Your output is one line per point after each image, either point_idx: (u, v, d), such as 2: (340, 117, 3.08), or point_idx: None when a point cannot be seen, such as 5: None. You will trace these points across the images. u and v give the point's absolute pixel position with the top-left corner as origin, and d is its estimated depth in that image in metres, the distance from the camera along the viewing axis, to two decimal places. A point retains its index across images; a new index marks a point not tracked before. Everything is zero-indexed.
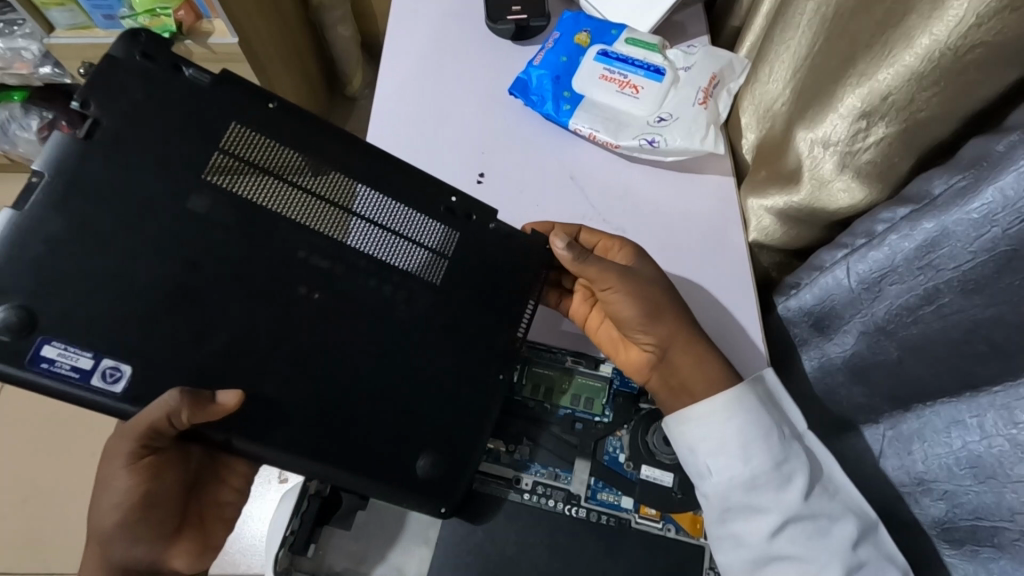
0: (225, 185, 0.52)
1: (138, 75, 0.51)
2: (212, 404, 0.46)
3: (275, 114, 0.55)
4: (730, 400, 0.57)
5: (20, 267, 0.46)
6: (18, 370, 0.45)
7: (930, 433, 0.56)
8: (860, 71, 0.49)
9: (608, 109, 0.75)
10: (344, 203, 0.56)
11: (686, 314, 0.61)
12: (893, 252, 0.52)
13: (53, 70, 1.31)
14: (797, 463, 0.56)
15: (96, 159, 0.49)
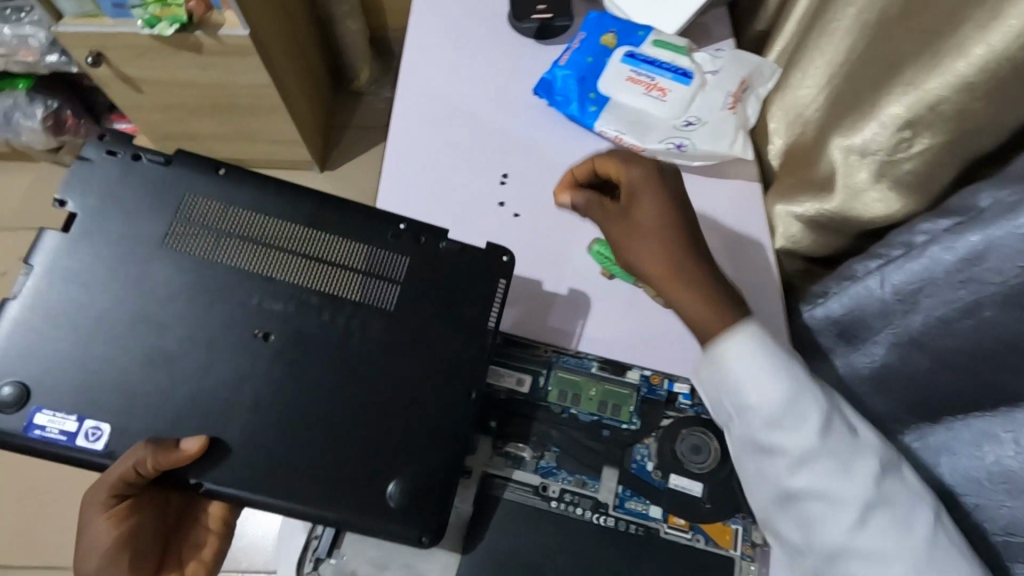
0: (180, 248, 0.56)
1: (106, 164, 0.57)
2: (174, 450, 0.49)
3: (225, 178, 0.58)
4: (738, 338, 0.54)
5: (25, 341, 0.53)
6: (18, 438, 0.51)
7: (958, 445, 0.54)
8: (905, 80, 0.48)
9: (633, 111, 0.74)
10: (293, 246, 0.57)
11: (684, 250, 0.58)
12: (933, 264, 0.51)
13: (60, 59, 1.30)
14: (809, 398, 0.52)
15: (84, 241, 0.55)
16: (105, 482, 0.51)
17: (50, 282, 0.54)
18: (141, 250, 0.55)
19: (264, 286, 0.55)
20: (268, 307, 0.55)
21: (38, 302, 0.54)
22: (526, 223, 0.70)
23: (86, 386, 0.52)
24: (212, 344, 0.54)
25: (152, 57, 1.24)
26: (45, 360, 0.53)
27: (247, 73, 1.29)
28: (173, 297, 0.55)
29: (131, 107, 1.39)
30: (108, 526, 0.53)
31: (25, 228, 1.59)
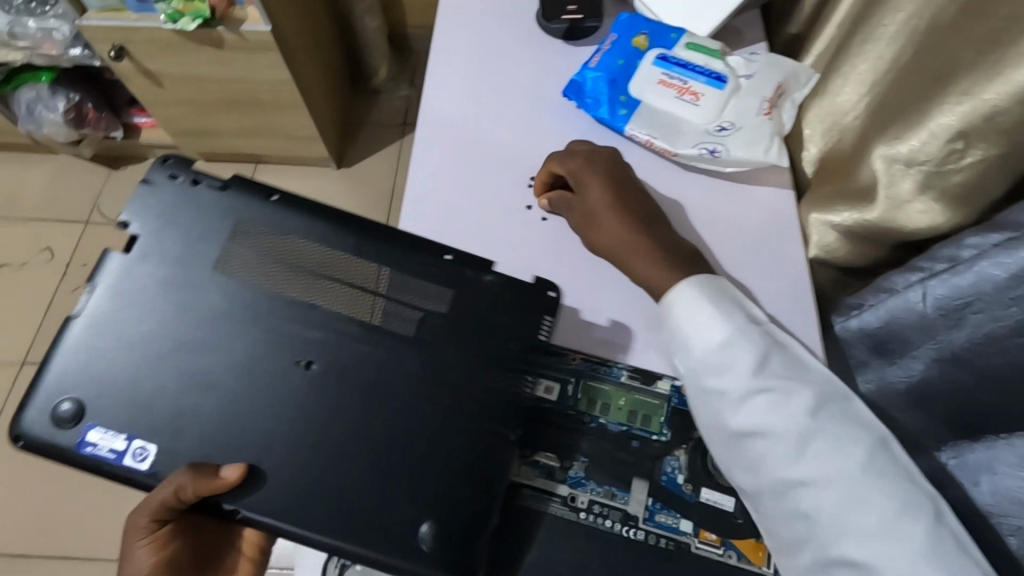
0: (232, 273, 0.56)
1: (170, 189, 0.58)
2: (215, 478, 0.48)
3: (280, 204, 0.58)
4: (679, 292, 0.60)
5: (82, 356, 0.53)
6: (69, 453, 0.51)
7: (1002, 465, 0.52)
8: (959, 89, 0.47)
9: (665, 115, 0.73)
10: (339, 275, 0.56)
11: (631, 224, 0.65)
12: (980, 280, 0.49)
13: (82, 53, 1.30)
14: (744, 340, 0.56)
15: (142, 262, 0.56)
16: (148, 506, 0.51)
17: (108, 303, 0.55)
18: (192, 273, 0.56)
19: (311, 315, 0.55)
20: (309, 337, 0.54)
21: (92, 326, 0.54)
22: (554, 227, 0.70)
23: (137, 409, 0.52)
24: (251, 371, 0.53)
25: (173, 52, 1.23)
26: (95, 382, 0.53)
27: (268, 69, 1.29)
28: (220, 322, 0.54)
29: (152, 101, 1.39)
30: (149, 552, 0.53)
31: (44, 219, 1.60)
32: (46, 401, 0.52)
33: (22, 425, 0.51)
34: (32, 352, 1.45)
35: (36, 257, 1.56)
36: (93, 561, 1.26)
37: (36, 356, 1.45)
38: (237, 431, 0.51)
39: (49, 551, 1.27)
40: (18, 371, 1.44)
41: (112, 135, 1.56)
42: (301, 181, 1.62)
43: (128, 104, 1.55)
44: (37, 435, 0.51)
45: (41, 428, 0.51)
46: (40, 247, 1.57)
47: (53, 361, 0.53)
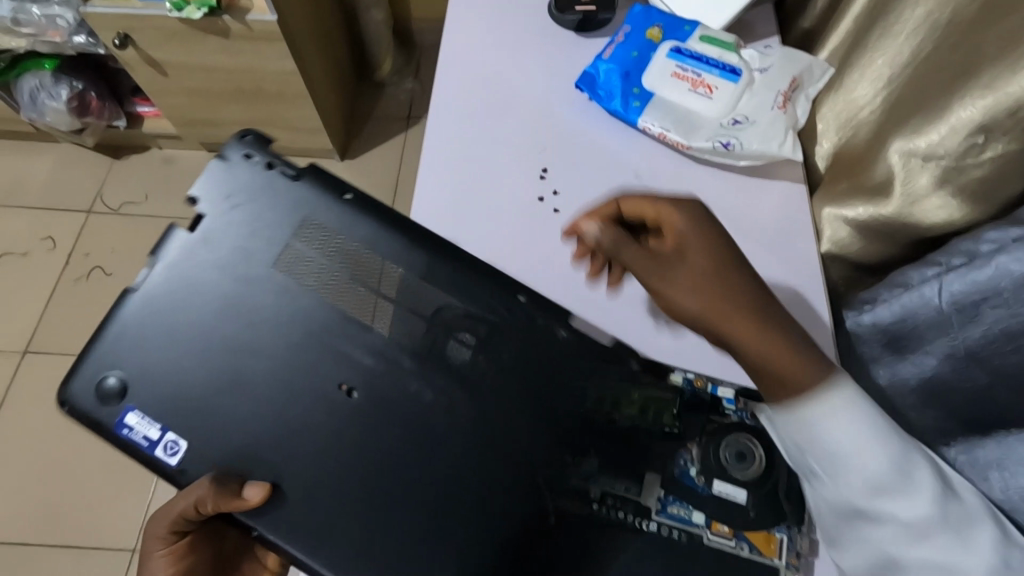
0: (287, 275, 0.55)
1: (243, 168, 0.58)
2: (237, 497, 0.47)
3: (350, 204, 0.58)
4: (831, 401, 0.47)
5: (131, 329, 0.54)
6: (106, 427, 0.52)
7: (1013, 463, 0.51)
8: (982, 83, 0.47)
9: (678, 108, 0.73)
10: (392, 296, 0.55)
11: (748, 285, 0.50)
12: (1000, 275, 0.49)
13: (87, 41, 1.29)
14: (918, 459, 0.47)
15: (199, 243, 0.56)
16: (171, 510, 0.51)
17: (163, 281, 0.55)
18: (251, 271, 0.55)
19: (357, 335, 0.54)
20: (359, 358, 0.53)
21: (148, 303, 0.55)
22: (567, 218, 0.70)
23: (177, 393, 0.52)
24: (298, 391, 0.52)
25: (179, 40, 1.23)
26: (142, 359, 0.53)
27: (274, 60, 1.28)
28: (274, 323, 0.54)
29: (156, 90, 1.38)
30: (166, 563, 0.54)
31: (46, 208, 1.60)
32: (95, 369, 0.53)
33: (69, 387, 0.52)
34: (33, 341, 1.45)
35: (37, 246, 1.55)
36: (95, 551, 1.26)
37: (37, 345, 1.45)
38: (257, 428, 0.51)
39: (50, 540, 1.27)
40: (19, 360, 1.43)
41: (115, 125, 1.55)
42: None
43: (131, 93, 1.54)
44: (79, 401, 0.52)
45: (85, 394, 0.52)
46: (42, 236, 1.56)
47: (107, 331, 0.54)
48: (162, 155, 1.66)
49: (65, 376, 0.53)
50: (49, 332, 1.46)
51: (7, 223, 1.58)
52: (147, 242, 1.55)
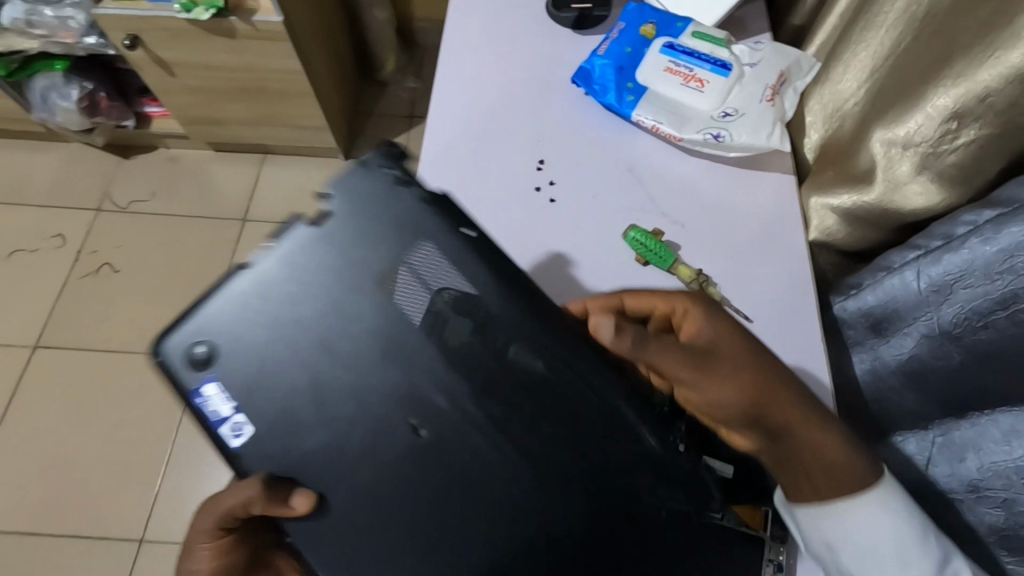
0: (393, 304, 0.50)
1: (393, 183, 0.52)
2: (284, 506, 0.45)
3: (479, 241, 0.52)
4: (876, 509, 0.49)
5: (228, 307, 0.51)
6: (181, 389, 0.50)
7: (986, 442, 0.53)
8: (956, 72, 0.49)
9: (671, 101, 0.75)
10: (500, 347, 0.49)
11: (788, 387, 0.49)
12: (972, 257, 0.52)
13: (97, 41, 1.32)
14: (959, 560, 0.51)
15: (314, 249, 0.52)
16: (218, 504, 0.48)
17: (262, 275, 0.52)
18: (341, 283, 0.51)
19: (448, 383, 0.48)
20: (434, 396, 0.48)
21: (258, 285, 0.52)
22: (562, 208, 0.72)
23: (256, 396, 0.49)
24: (366, 428, 0.48)
25: (188, 41, 1.26)
26: (234, 336, 0.51)
27: (280, 59, 1.31)
28: (364, 345, 0.50)
29: (165, 90, 1.41)
30: (207, 558, 0.50)
31: (56, 206, 1.63)
32: (192, 334, 0.51)
33: (165, 343, 0.51)
34: (43, 336, 1.48)
35: (48, 243, 1.59)
36: (103, 540, 1.29)
37: (47, 340, 1.48)
38: (318, 452, 0.48)
39: (60, 529, 1.30)
40: (30, 354, 1.46)
41: (124, 124, 1.58)
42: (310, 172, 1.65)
43: (139, 93, 1.57)
44: (169, 358, 0.50)
45: (176, 354, 0.50)
46: (52, 233, 1.60)
47: (212, 299, 0.51)
48: (169, 154, 1.69)
49: (166, 328, 0.51)
50: (59, 327, 1.49)
51: (18, 221, 1.61)
52: (154, 240, 1.58)
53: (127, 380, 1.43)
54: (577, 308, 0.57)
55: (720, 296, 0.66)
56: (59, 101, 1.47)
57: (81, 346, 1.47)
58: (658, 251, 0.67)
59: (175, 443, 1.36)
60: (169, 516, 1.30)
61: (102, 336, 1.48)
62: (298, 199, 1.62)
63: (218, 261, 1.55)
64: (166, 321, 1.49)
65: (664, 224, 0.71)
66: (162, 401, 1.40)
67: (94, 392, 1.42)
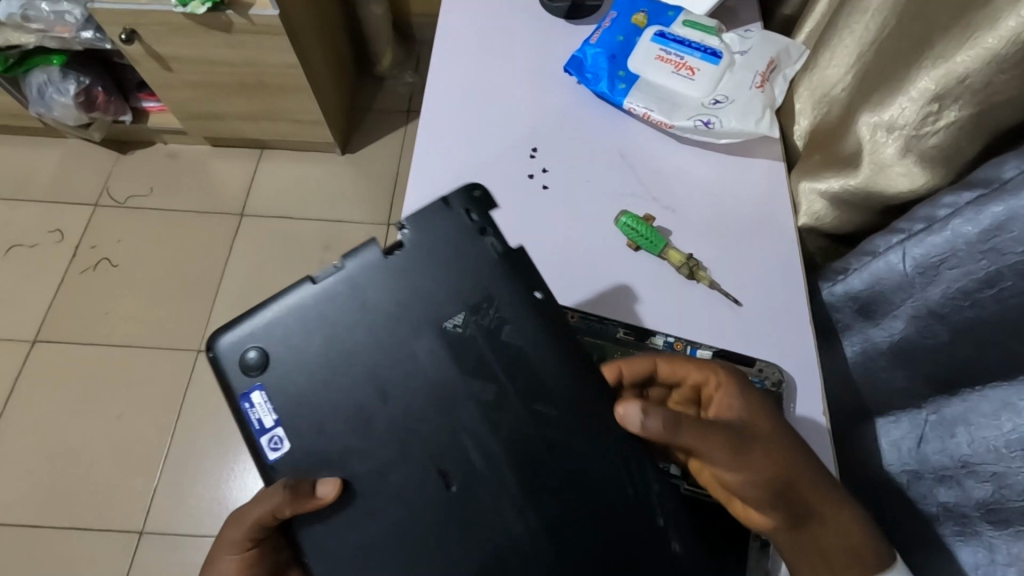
0: (446, 349, 0.50)
1: (465, 230, 0.53)
2: (311, 497, 0.46)
3: (541, 303, 0.51)
4: None
5: (288, 313, 0.52)
6: (231, 392, 0.51)
7: (975, 417, 0.53)
8: (937, 53, 0.50)
9: (662, 89, 0.76)
10: (540, 404, 0.49)
11: (812, 472, 0.52)
12: (955, 237, 0.53)
13: (94, 36, 1.32)
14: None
15: (377, 279, 0.52)
16: (247, 514, 0.49)
17: (326, 295, 0.52)
18: (399, 327, 0.51)
19: (487, 436, 0.48)
20: (468, 454, 0.48)
21: (319, 303, 0.52)
22: (555, 194, 0.73)
23: (298, 412, 0.50)
24: (398, 477, 0.48)
25: (184, 35, 1.26)
26: (288, 347, 0.51)
27: (275, 53, 1.31)
28: (409, 385, 0.50)
29: (161, 85, 1.42)
30: (234, 568, 0.52)
31: (54, 202, 1.63)
32: (244, 337, 0.52)
33: (222, 338, 0.52)
34: (42, 331, 1.49)
35: (46, 239, 1.59)
36: (103, 532, 1.30)
37: (47, 334, 1.48)
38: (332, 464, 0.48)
39: (60, 521, 1.31)
40: (29, 349, 1.47)
41: (122, 119, 1.59)
42: (308, 166, 1.66)
43: (136, 88, 1.57)
44: (222, 355, 0.51)
45: (229, 354, 0.51)
46: (50, 229, 1.60)
47: (272, 304, 0.52)
48: (167, 149, 1.70)
49: (229, 322, 0.52)
50: (58, 322, 1.50)
51: (16, 217, 1.62)
52: (153, 235, 1.59)
53: (126, 374, 1.44)
54: (612, 371, 0.58)
55: (710, 279, 0.67)
56: (54, 96, 1.47)
57: (81, 341, 1.47)
58: (648, 236, 0.68)
59: (175, 436, 1.37)
60: (169, 508, 1.31)
61: (101, 331, 1.48)
62: (296, 193, 1.63)
63: (216, 255, 1.56)
64: (165, 316, 1.50)
65: (655, 209, 0.72)
66: (161, 394, 1.41)
67: (94, 386, 1.43)
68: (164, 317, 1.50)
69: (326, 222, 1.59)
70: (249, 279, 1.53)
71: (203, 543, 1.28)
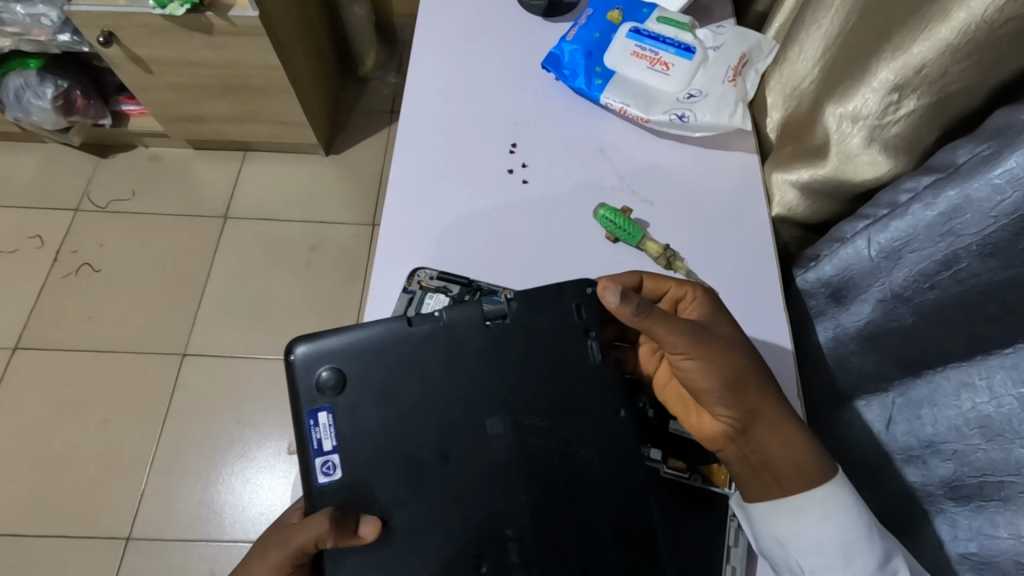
0: (513, 427, 0.56)
1: (562, 317, 0.59)
2: (354, 535, 0.51)
3: (621, 415, 0.57)
4: (824, 502, 0.55)
5: (376, 349, 0.58)
6: (303, 406, 0.57)
7: (939, 397, 0.56)
8: (895, 45, 0.52)
9: (639, 85, 0.77)
10: (580, 485, 0.55)
11: (763, 377, 0.58)
12: (916, 221, 0.54)
13: (72, 39, 1.30)
14: (898, 559, 0.55)
15: (470, 349, 0.58)
16: (284, 542, 0.51)
17: (420, 346, 0.58)
18: (474, 403, 0.56)
19: (525, 512, 0.54)
20: (507, 549, 0.53)
21: (405, 348, 0.58)
22: (534, 189, 0.74)
23: (362, 445, 0.55)
24: (436, 546, 0.53)
25: (164, 37, 1.26)
26: (362, 376, 0.57)
27: (257, 54, 1.31)
28: (467, 461, 0.55)
29: (141, 87, 1.41)
30: None
31: (33, 207, 1.62)
32: (323, 354, 0.58)
33: (304, 347, 0.58)
34: (23, 337, 1.47)
35: (26, 244, 1.57)
36: (89, 540, 1.28)
37: (28, 341, 1.47)
38: (353, 484, 0.54)
39: (46, 530, 1.29)
40: (10, 356, 1.45)
41: (102, 123, 1.57)
42: (293, 168, 1.66)
43: (116, 91, 1.56)
44: (299, 362, 0.58)
45: (307, 367, 0.57)
46: (30, 234, 1.58)
47: (358, 331, 0.58)
48: (148, 152, 1.68)
49: (312, 333, 0.58)
50: (40, 328, 1.48)
51: None
52: (136, 239, 1.58)
53: (110, 379, 1.43)
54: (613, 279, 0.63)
55: (687, 270, 0.69)
56: (32, 99, 1.45)
57: (63, 347, 1.46)
58: (627, 228, 0.69)
59: (161, 440, 1.36)
60: (156, 513, 1.30)
61: (83, 337, 1.47)
62: (279, 195, 1.63)
63: (200, 259, 1.55)
64: (149, 320, 1.49)
65: (633, 202, 0.73)
66: (146, 399, 1.40)
67: (77, 393, 1.41)
68: (147, 321, 1.49)
69: (311, 224, 1.59)
70: (233, 282, 1.52)
71: (192, 547, 1.28)
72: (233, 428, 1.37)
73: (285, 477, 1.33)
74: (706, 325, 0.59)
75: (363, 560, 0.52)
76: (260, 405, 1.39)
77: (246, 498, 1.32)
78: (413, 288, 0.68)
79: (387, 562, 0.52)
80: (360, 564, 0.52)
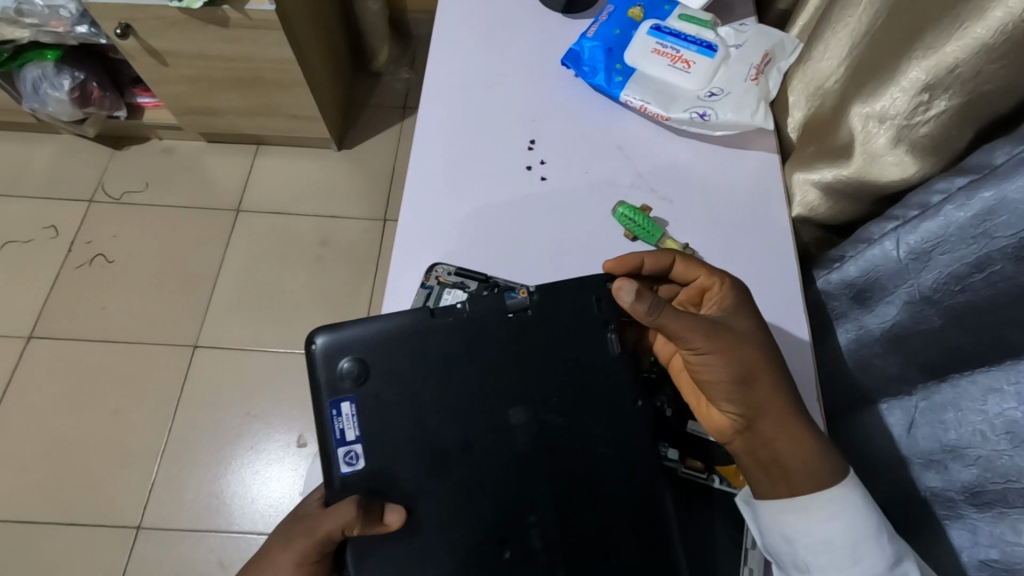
0: (534, 419, 0.56)
1: (582, 311, 0.59)
2: (380, 522, 0.51)
3: (641, 409, 0.57)
4: (832, 499, 0.54)
5: (397, 341, 0.57)
6: (324, 396, 0.56)
7: (965, 402, 0.56)
8: (926, 44, 0.51)
9: (659, 82, 0.77)
10: (601, 477, 0.55)
11: (780, 376, 0.57)
12: (948, 223, 0.54)
13: (89, 30, 1.31)
14: (909, 561, 0.54)
15: (491, 340, 0.58)
16: (310, 530, 0.51)
17: (441, 337, 0.58)
18: (495, 393, 0.56)
19: (548, 499, 0.54)
20: (529, 536, 0.53)
21: (425, 338, 0.58)
22: (553, 185, 0.74)
23: (384, 435, 0.55)
24: (458, 534, 0.53)
25: (181, 30, 1.26)
26: (384, 366, 0.57)
27: (272, 47, 1.31)
28: (489, 451, 0.55)
29: (157, 80, 1.42)
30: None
31: (48, 197, 1.63)
32: (343, 344, 0.57)
33: (324, 337, 0.58)
34: (37, 326, 1.48)
35: (40, 235, 1.59)
36: (100, 528, 1.29)
37: (42, 330, 1.48)
38: (374, 475, 0.54)
39: (57, 517, 1.31)
40: (24, 345, 1.46)
41: (117, 115, 1.58)
42: (306, 161, 1.66)
43: (132, 84, 1.57)
44: (320, 352, 0.57)
45: (328, 357, 0.57)
46: (45, 225, 1.60)
47: (378, 321, 0.58)
48: (162, 145, 1.69)
49: (332, 324, 0.58)
50: (54, 317, 1.49)
51: (9, 212, 1.61)
52: (149, 231, 1.59)
53: (122, 370, 1.44)
54: (634, 259, 0.63)
55: None
56: (49, 90, 1.46)
57: (76, 337, 1.47)
58: (646, 226, 0.69)
59: (172, 431, 1.37)
60: (167, 503, 1.31)
61: (96, 327, 1.48)
62: (291, 189, 1.63)
63: (212, 251, 1.56)
64: (161, 311, 1.50)
65: (652, 200, 0.73)
66: (157, 390, 1.41)
67: (90, 382, 1.43)
68: (159, 313, 1.49)
69: (322, 218, 1.59)
70: (244, 275, 1.53)
71: (202, 536, 1.29)
72: (243, 420, 1.38)
73: (294, 470, 1.33)
74: (725, 320, 0.59)
75: (378, 552, 0.52)
76: (270, 398, 1.40)
77: (256, 489, 1.32)
78: (431, 283, 0.67)
79: (406, 554, 0.52)
80: (375, 556, 0.52)
